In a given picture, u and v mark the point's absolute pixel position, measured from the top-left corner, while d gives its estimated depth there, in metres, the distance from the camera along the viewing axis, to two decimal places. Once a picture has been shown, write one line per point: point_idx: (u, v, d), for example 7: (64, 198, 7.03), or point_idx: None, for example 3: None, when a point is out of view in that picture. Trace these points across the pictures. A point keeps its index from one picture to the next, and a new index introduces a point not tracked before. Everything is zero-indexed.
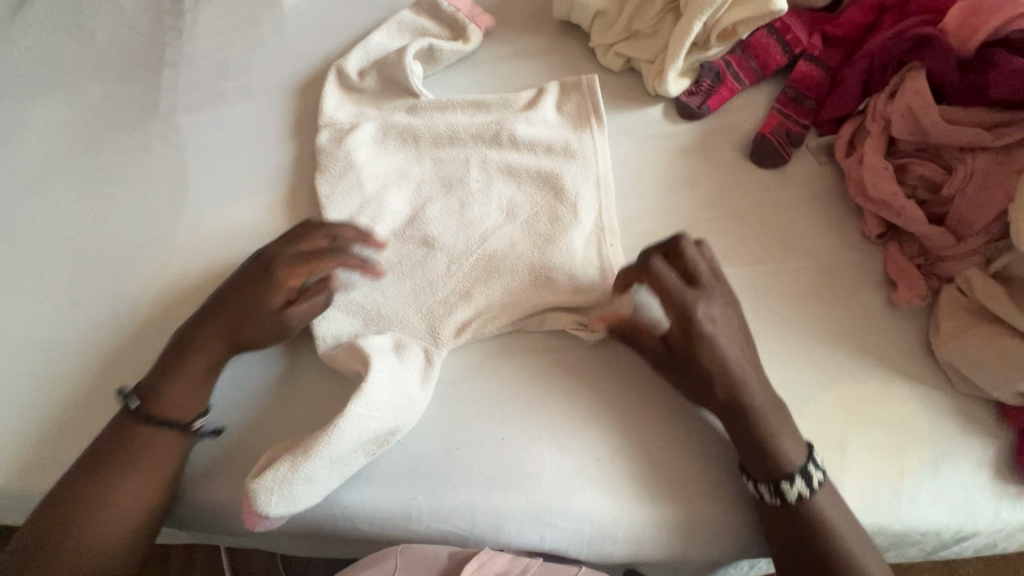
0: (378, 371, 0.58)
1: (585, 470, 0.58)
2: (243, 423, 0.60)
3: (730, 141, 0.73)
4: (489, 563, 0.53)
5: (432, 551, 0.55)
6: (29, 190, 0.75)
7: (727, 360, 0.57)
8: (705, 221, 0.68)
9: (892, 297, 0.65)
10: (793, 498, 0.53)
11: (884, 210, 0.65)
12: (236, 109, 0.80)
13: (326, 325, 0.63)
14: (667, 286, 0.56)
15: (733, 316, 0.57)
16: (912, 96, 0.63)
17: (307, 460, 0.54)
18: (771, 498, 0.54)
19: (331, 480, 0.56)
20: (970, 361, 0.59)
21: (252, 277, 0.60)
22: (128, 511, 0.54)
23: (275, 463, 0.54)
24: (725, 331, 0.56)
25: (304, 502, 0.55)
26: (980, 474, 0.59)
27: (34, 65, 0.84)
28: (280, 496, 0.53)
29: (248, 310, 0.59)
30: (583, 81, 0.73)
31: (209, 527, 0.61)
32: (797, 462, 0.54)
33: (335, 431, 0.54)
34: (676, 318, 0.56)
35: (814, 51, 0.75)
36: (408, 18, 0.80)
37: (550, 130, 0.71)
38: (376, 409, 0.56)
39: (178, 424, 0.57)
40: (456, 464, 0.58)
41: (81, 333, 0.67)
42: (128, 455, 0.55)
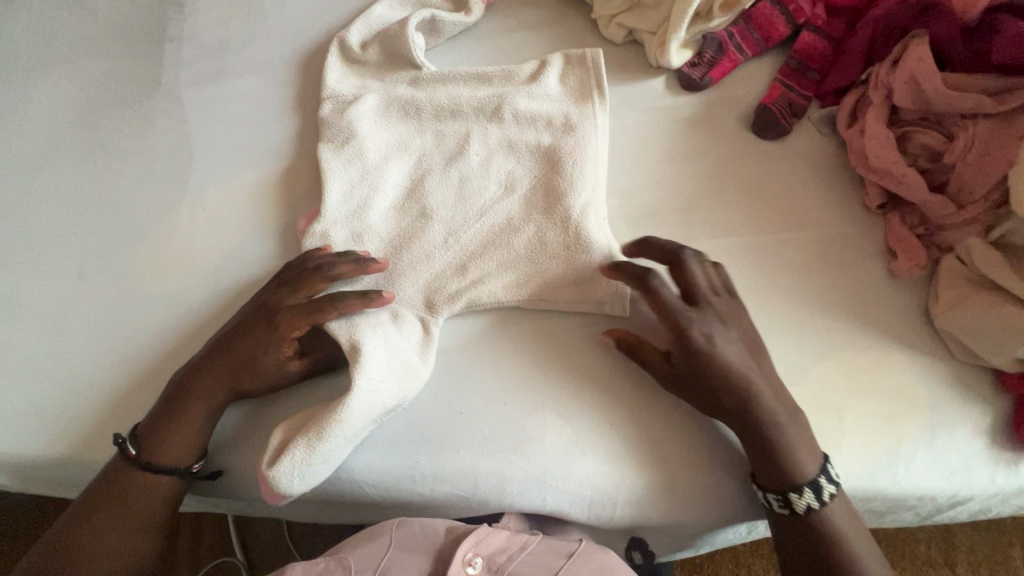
0: (371, 345, 0.59)
1: (586, 434, 0.59)
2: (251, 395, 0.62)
3: (732, 113, 0.73)
4: (487, 539, 0.54)
5: (430, 528, 0.56)
6: (35, 164, 0.76)
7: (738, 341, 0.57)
8: (705, 193, 0.68)
9: (892, 267, 0.65)
10: (802, 510, 0.53)
11: (885, 179, 0.65)
12: (239, 82, 0.80)
13: (341, 324, 0.61)
14: (664, 305, 0.58)
15: (743, 331, 0.58)
16: (915, 63, 0.63)
17: (322, 440, 0.55)
18: (779, 507, 0.54)
19: (348, 454, 0.57)
20: (969, 329, 0.59)
21: (247, 323, 0.60)
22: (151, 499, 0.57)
23: (290, 448, 0.55)
24: (728, 341, 0.57)
25: (323, 477, 0.57)
26: (977, 440, 0.59)
27: (37, 40, 0.84)
28: (301, 476, 0.55)
29: (237, 359, 0.59)
30: (588, 55, 0.72)
31: (221, 495, 0.63)
32: (810, 474, 0.54)
33: (345, 412, 0.55)
34: (681, 326, 0.57)
35: (819, 20, 0.74)
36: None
37: (551, 103, 0.71)
38: (371, 386, 0.57)
39: (178, 470, 0.57)
40: (458, 429, 0.59)
41: (90, 304, 0.68)
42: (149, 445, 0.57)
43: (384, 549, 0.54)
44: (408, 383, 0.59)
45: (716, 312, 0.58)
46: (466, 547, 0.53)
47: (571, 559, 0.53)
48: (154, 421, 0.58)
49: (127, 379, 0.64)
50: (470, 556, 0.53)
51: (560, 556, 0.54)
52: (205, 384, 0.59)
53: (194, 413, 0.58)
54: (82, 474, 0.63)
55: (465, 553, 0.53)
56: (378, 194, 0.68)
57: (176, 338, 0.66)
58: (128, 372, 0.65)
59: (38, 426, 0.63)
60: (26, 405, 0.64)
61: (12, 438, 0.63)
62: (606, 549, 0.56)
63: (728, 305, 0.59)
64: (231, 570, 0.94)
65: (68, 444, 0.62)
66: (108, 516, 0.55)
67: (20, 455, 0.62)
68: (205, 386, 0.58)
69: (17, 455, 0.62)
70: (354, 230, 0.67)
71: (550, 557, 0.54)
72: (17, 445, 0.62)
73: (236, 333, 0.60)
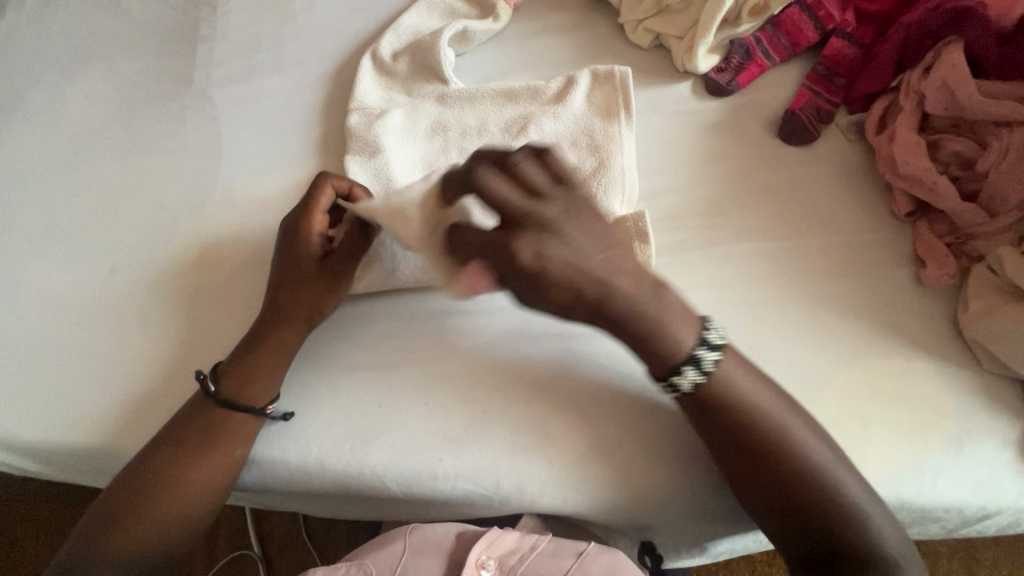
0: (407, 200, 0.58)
1: (607, 437, 0.59)
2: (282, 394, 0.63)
3: (758, 119, 0.73)
4: (498, 541, 0.55)
5: (441, 531, 0.56)
6: (70, 160, 0.78)
7: (695, 355, 0.51)
8: (732, 196, 0.68)
9: (919, 275, 0.64)
10: (687, 388, 0.52)
11: (914, 187, 0.64)
12: (268, 83, 0.81)
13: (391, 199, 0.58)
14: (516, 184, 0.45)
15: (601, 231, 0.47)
16: (949, 70, 0.63)
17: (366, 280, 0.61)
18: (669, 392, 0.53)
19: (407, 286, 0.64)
20: (1000, 341, 0.59)
21: (284, 264, 0.62)
22: (189, 507, 0.56)
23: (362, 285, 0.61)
24: (565, 253, 0.46)
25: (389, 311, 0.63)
26: (1006, 452, 0.58)
27: (74, 39, 0.87)
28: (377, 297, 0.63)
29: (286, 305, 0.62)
30: (614, 73, 0.71)
31: (254, 488, 0.64)
32: (681, 355, 0.51)
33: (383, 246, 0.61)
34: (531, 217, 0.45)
35: (848, 27, 0.73)
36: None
37: (576, 125, 0.70)
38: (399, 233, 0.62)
39: (256, 408, 0.59)
40: (481, 428, 0.60)
41: (124, 298, 0.69)
42: (200, 443, 0.57)
43: (398, 554, 0.54)
44: None
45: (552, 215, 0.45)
46: (479, 551, 0.54)
47: (580, 557, 0.54)
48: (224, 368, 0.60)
49: (159, 371, 0.66)
50: (483, 559, 0.54)
51: (569, 556, 0.54)
52: (264, 337, 0.61)
53: (269, 358, 0.60)
54: (112, 462, 0.64)
55: (477, 556, 0.53)
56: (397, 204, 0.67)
57: (206, 331, 0.67)
58: (159, 363, 0.66)
59: (73, 414, 0.64)
60: (61, 393, 0.65)
61: (50, 426, 0.64)
62: (613, 550, 0.55)
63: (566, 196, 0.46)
64: (249, 563, 0.96)
65: (101, 433, 0.64)
66: (143, 511, 0.54)
67: (53, 443, 0.64)
68: (276, 333, 0.61)
69: (52, 442, 0.64)
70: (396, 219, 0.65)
71: (558, 557, 0.54)
72: (54, 433, 0.64)
73: (281, 270, 0.62)
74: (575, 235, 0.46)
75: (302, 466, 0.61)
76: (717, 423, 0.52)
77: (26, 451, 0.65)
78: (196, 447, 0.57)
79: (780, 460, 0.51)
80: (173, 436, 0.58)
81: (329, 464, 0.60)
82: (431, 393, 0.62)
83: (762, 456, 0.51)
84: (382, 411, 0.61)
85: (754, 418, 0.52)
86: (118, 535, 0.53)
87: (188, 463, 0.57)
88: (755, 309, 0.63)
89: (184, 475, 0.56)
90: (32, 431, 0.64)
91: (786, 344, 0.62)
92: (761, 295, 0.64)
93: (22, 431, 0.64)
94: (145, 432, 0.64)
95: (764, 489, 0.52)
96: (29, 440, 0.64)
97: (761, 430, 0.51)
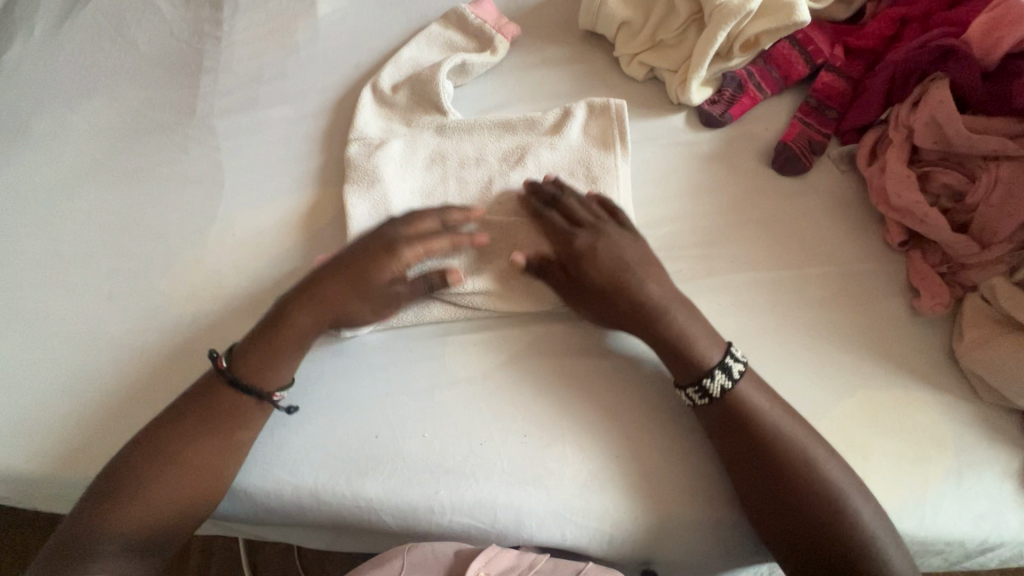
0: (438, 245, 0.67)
1: (605, 468, 0.59)
2: (280, 425, 0.62)
3: (751, 150, 0.74)
4: (496, 559, 0.54)
5: (439, 549, 0.56)
6: (71, 188, 0.79)
7: (724, 363, 0.58)
8: (727, 225, 0.69)
9: (914, 305, 0.65)
10: (717, 392, 0.57)
11: (906, 218, 0.65)
12: (270, 113, 0.83)
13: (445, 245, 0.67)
14: (577, 217, 0.65)
15: (634, 246, 0.63)
16: (935, 106, 0.64)
17: None
18: (700, 399, 0.58)
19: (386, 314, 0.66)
20: (995, 371, 0.59)
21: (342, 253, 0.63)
22: (189, 485, 0.57)
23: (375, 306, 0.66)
24: (622, 254, 0.62)
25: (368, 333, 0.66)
26: (1006, 483, 0.58)
27: (79, 70, 0.88)
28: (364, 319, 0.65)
29: (337, 291, 0.62)
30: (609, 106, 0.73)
31: (247, 519, 0.64)
32: (716, 357, 0.58)
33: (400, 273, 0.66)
34: (572, 244, 0.63)
35: (837, 61, 0.75)
36: (438, 33, 0.82)
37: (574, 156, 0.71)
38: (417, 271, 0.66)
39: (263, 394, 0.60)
40: (478, 461, 0.60)
41: (121, 327, 0.69)
42: (208, 420, 0.59)
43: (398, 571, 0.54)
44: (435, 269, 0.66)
45: (605, 233, 0.64)
46: (478, 564, 0.53)
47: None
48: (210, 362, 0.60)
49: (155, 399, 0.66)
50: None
51: (568, 574, 0.55)
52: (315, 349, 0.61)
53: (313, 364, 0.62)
54: None
55: (476, 570, 0.53)
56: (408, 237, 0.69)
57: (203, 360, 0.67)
58: (155, 392, 0.66)
59: (70, 442, 0.64)
60: (58, 421, 0.65)
61: (45, 455, 0.64)
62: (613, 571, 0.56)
63: (618, 224, 0.65)
64: None
65: (97, 462, 0.64)
66: (146, 484, 0.56)
67: (46, 473, 0.64)
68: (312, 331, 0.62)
69: (46, 471, 0.64)
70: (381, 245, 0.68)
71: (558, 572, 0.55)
72: (50, 461, 0.64)
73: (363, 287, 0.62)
74: (620, 252, 0.62)
75: (298, 496, 0.60)
76: (754, 449, 0.55)
77: (19, 480, 0.65)
78: (202, 427, 0.58)
79: (810, 488, 0.53)
80: (178, 419, 0.59)
81: (323, 495, 0.60)
82: (429, 423, 0.61)
83: (786, 483, 0.54)
84: (378, 444, 0.61)
85: (776, 434, 0.55)
86: (118, 509, 0.55)
87: (191, 443, 0.58)
88: (751, 339, 0.63)
89: (187, 451, 0.57)
90: (27, 461, 0.64)
91: (783, 374, 0.62)
92: (757, 324, 0.64)
93: (17, 460, 0.64)
94: None
95: (781, 509, 0.54)
96: (23, 468, 0.64)
97: (784, 459, 0.54)
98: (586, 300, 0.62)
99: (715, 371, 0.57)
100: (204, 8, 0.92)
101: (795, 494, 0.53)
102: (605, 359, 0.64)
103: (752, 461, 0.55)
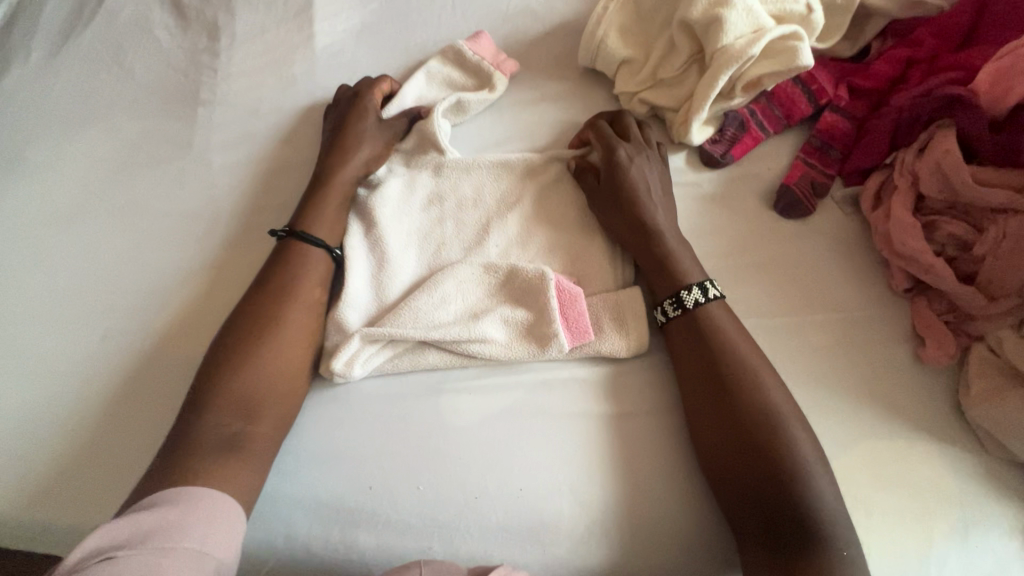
0: (442, 288, 0.66)
1: (602, 523, 0.58)
2: (274, 478, 0.61)
3: (753, 190, 0.73)
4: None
5: (451, 564, 0.56)
6: (65, 222, 0.78)
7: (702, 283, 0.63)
8: (729, 269, 0.68)
9: (919, 354, 0.63)
10: (691, 304, 0.62)
11: (912, 266, 0.64)
12: (267, 147, 0.82)
13: (448, 290, 0.66)
14: (626, 131, 0.71)
15: (660, 175, 0.70)
16: (942, 154, 0.62)
17: (370, 346, 0.64)
18: (674, 310, 0.63)
19: (383, 362, 0.65)
20: (1002, 426, 0.58)
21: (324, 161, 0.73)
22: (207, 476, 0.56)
23: (372, 350, 0.64)
24: (650, 177, 0.69)
25: (367, 375, 0.65)
26: (1012, 541, 0.57)
27: (75, 99, 0.88)
28: (361, 363, 0.64)
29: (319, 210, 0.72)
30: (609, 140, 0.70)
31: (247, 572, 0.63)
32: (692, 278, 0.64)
33: (398, 315, 0.65)
34: (614, 148, 0.69)
35: (841, 101, 0.74)
36: (438, 68, 0.81)
37: (572, 202, 0.71)
38: (417, 315, 0.65)
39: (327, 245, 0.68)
40: (472, 515, 0.59)
41: (114, 367, 0.69)
42: (219, 416, 0.58)
43: None
44: (437, 313, 0.65)
45: (646, 154, 0.70)
46: None
47: None
48: (200, 397, 0.59)
49: (147, 444, 0.65)
50: None
51: None
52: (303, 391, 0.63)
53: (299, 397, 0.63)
54: None
55: None
56: (408, 277, 0.69)
57: None
58: (145, 437, 0.65)
59: (59, 487, 0.64)
60: (48, 466, 0.64)
61: (37, 500, 0.63)
62: None
63: (655, 153, 0.71)
64: None
65: (86, 508, 0.63)
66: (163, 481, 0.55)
67: (35, 519, 0.63)
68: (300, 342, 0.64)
69: (37, 516, 0.63)
70: (377, 288, 0.68)
71: None
72: (42, 507, 0.63)
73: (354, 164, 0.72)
74: (650, 175, 0.69)
75: (291, 546, 0.60)
76: (753, 497, 0.54)
77: (8, 526, 0.64)
78: (217, 426, 0.58)
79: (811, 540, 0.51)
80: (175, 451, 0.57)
81: (317, 548, 0.60)
82: (423, 475, 0.60)
83: (785, 532, 0.52)
84: (371, 495, 0.60)
85: (796, 492, 0.53)
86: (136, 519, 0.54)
87: (209, 439, 0.57)
88: None
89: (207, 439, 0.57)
90: (16, 506, 0.63)
91: None
92: None
93: (8, 506, 0.63)
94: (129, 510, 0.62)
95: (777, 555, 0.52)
96: (13, 513, 0.63)
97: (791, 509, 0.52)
98: (606, 204, 0.68)
99: (691, 286, 0.63)
100: (202, 37, 0.91)
101: (813, 557, 0.51)
102: (603, 408, 0.63)
103: (753, 511, 0.54)
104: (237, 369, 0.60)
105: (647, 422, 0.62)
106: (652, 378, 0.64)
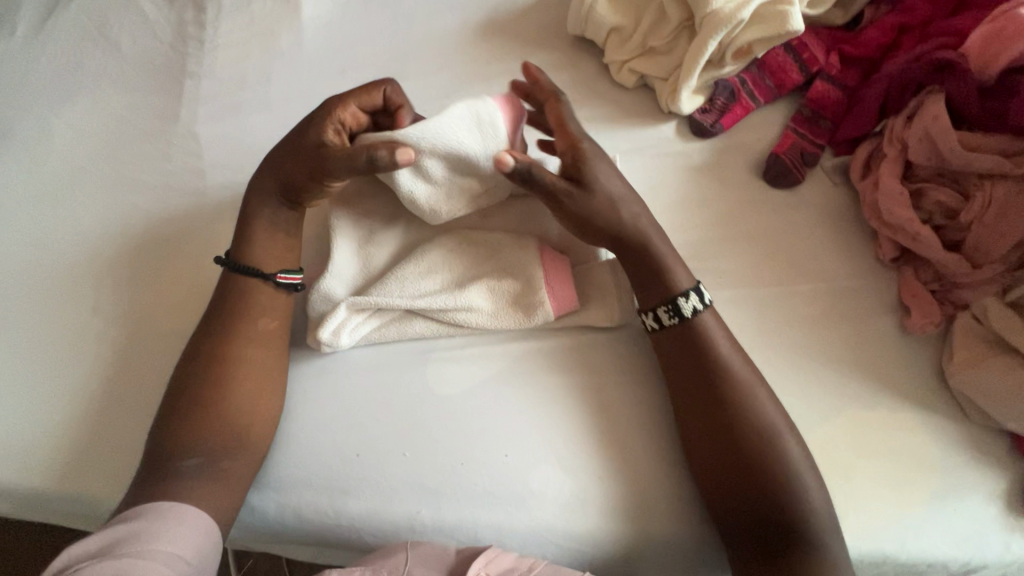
0: (429, 258, 0.66)
1: (588, 491, 0.59)
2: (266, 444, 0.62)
3: (743, 161, 0.72)
4: (497, 559, 0.54)
5: (441, 546, 0.56)
6: (54, 194, 0.78)
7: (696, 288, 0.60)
8: (717, 239, 0.68)
9: (904, 323, 0.64)
10: (689, 312, 0.58)
11: (899, 235, 0.64)
12: (253, 120, 0.81)
13: (436, 259, 0.66)
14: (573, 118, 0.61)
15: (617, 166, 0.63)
16: (930, 121, 0.62)
17: (358, 314, 0.64)
18: (670, 318, 0.59)
19: (371, 330, 0.65)
20: (984, 393, 0.58)
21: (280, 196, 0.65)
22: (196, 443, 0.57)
23: (360, 318, 0.65)
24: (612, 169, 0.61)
25: (356, 343, 0.66)
26: (990, 506, 0.57)
27: (61, 72, 0.87)
28: (347, 332, 0.64)
29: None
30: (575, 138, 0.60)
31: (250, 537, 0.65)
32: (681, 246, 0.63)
33: (384, 285, 0.65)
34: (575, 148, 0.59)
35: (833, 69, 0.73)
36: (465, 111, 0.59)
37: None
38: (404, 284, 0.65)
39: (263, 273, 0.63)
40: (459, 482, 0.59)
41: (103, 338, 0.69)
42: (207, 386, 0.59)
43: (400, 565, 0.54)
44: (423, 283, 0.65)
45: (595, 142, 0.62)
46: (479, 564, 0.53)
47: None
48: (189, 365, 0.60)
49: (138, 413, 0.65)
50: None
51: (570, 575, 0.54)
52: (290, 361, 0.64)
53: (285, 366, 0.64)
54: (87, 507, 0.64)
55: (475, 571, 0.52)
56: (395, 247, 0.68)
57: None
58: (136, 407, 0.66)
59: (51, 455, 0.64)
60: (42, 434, 0.65)
61: (30, 468, 0.64)
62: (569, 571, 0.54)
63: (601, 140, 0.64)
64: None
65: (78, 476, 0.64)
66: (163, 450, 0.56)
67: (30, 486, 0.64)
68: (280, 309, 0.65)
69: (30, 483, 0.64)
70: (362, 258, 0.67)
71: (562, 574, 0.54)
72: (35, 474, 0.64)
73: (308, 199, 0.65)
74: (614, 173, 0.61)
75: (282, 512, 0.61)
76: (735, 461, 0.54)
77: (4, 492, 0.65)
78: (204, 395, 0.59)
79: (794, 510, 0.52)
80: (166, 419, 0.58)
81: (307, 513, 0.61)
82: (410, 442, 0.61)
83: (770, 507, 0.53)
84: (359, 462, 0.61)
85: (778, 455, 0.54)
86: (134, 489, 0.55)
87: (197, 408, 0.58)
88: None
89: (195, 408, 0.58)
90: (11, 472, 0.64)
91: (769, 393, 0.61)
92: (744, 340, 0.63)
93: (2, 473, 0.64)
94: (121, 478, 0.63)
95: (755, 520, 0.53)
96: (8, 480, 0.64)
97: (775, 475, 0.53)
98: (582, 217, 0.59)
99: (689, 292, 0.59)
100: (188, 8, 0.90)
101: (790, 523, 0.52)
102: (592, 376, 0.63)
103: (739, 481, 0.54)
104: (224, 339, 0.61)
105: (632, 389, 0.63)
106: (637, 346, 0.65)
